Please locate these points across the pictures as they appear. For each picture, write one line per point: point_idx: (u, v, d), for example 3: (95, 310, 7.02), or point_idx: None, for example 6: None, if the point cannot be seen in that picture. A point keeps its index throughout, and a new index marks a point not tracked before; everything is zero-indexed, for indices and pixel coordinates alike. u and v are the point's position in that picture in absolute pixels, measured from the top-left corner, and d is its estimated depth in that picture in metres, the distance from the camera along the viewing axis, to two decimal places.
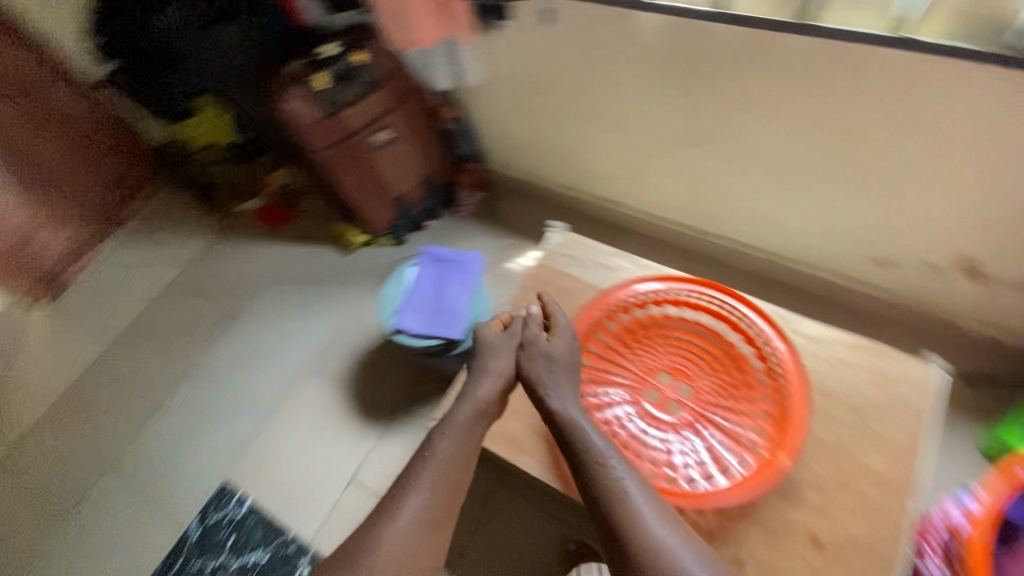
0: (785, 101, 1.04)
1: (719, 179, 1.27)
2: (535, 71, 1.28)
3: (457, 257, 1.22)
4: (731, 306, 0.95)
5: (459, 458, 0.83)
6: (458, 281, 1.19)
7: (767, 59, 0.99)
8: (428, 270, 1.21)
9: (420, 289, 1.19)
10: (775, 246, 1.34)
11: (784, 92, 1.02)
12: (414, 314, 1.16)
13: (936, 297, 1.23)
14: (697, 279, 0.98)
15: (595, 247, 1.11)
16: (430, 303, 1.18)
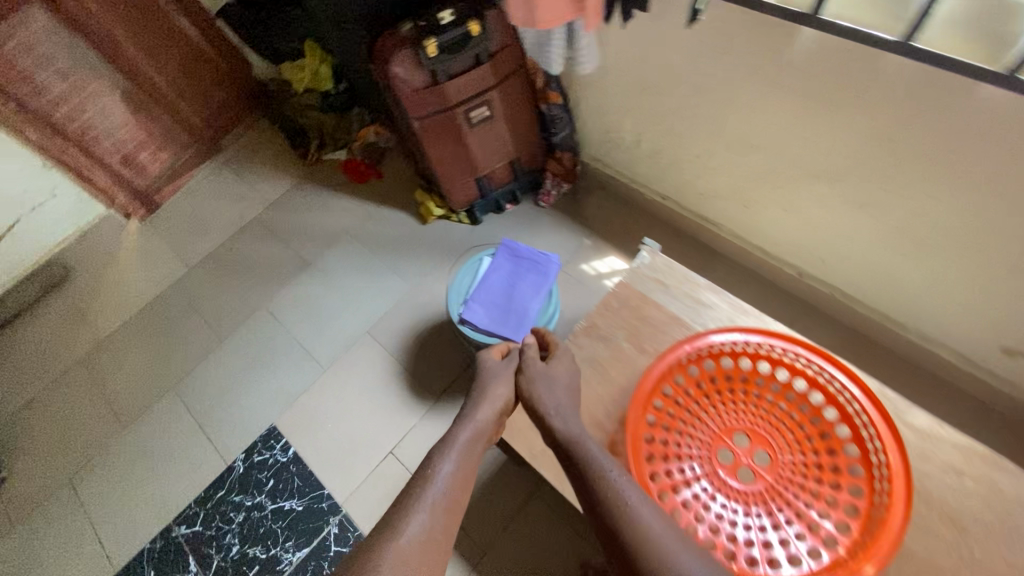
0: (953, 157, 0.89)
1: (840, 223, 1.13)
2: (658, 70, 1.16)
3: (536, 257, 1.16)
4: (835, 379, 0.85)
5: (463, 471, 0.82)
6: (532, 283, 1.13)
7: (947, 105, 0.83)
8: (503, 264, 1.16)
9: (492, 282, 1.15)
10: (886, 307, 1.20)
11: (955, 146, 0.87)
12: (481, 309, 1.12)
13: None
14: (801, 340, 0.89)
15: (687, 277, 1.03)
16: (500, 300, 1.13)
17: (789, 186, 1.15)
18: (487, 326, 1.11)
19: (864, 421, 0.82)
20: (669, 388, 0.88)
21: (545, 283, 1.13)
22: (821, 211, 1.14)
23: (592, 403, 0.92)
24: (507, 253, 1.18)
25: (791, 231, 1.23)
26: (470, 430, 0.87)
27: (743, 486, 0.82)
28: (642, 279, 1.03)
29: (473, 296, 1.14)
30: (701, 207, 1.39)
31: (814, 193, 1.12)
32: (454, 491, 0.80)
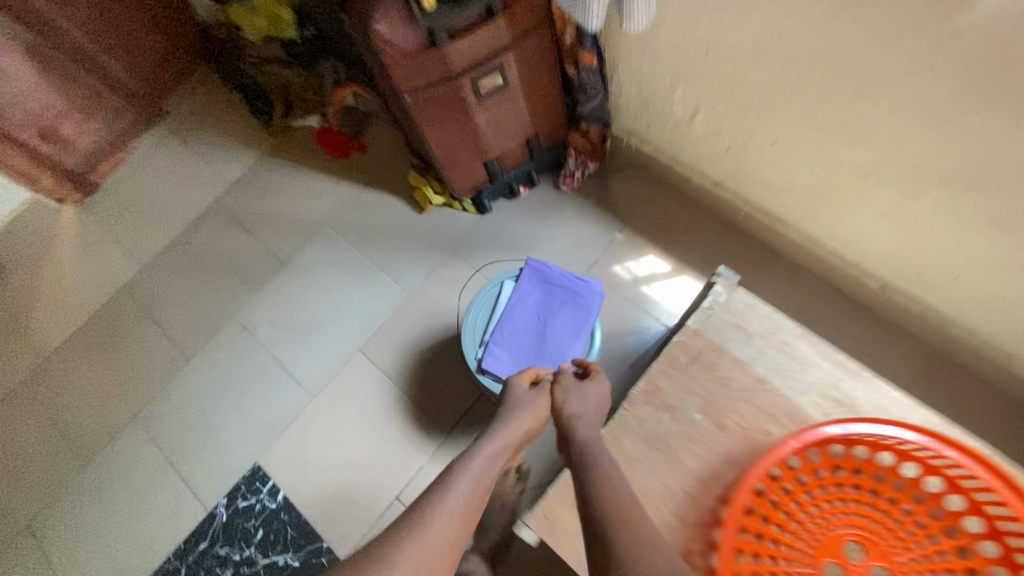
0: None
1: (960, 237, 0.89)
2: (747, 27, 0.86)
3: (573, 285, 0.93)
4: (987, 488, 0.65)
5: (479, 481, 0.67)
6: (570, 323, 0.91)
7: None
8: (531, 292, 0.94)
9: (518, 320, 0.93)
10: (994, 335, 0.99)
11: None
12: (506, 358, 0.90)
13: None
14: (942, 434, 0.68)
15: (775, 320, 0.80)
16: (530, 344, 0.91)
17: (898, 188, 0.90)
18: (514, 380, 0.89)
19: None
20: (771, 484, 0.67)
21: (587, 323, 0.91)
22: (935, 221, 0.90)
23: (659, 500, 0.72)
24: (535, 279, 0.94)
25: (884, 239, 1.00)
26: (488, 456, 0.70)
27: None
28: (716, 325, 0.80)
29: (495, 339, 0.91)
30: (764, 199, 1.13)
31: (930, 198, 0.88)
32: (458, 525, 0.62)
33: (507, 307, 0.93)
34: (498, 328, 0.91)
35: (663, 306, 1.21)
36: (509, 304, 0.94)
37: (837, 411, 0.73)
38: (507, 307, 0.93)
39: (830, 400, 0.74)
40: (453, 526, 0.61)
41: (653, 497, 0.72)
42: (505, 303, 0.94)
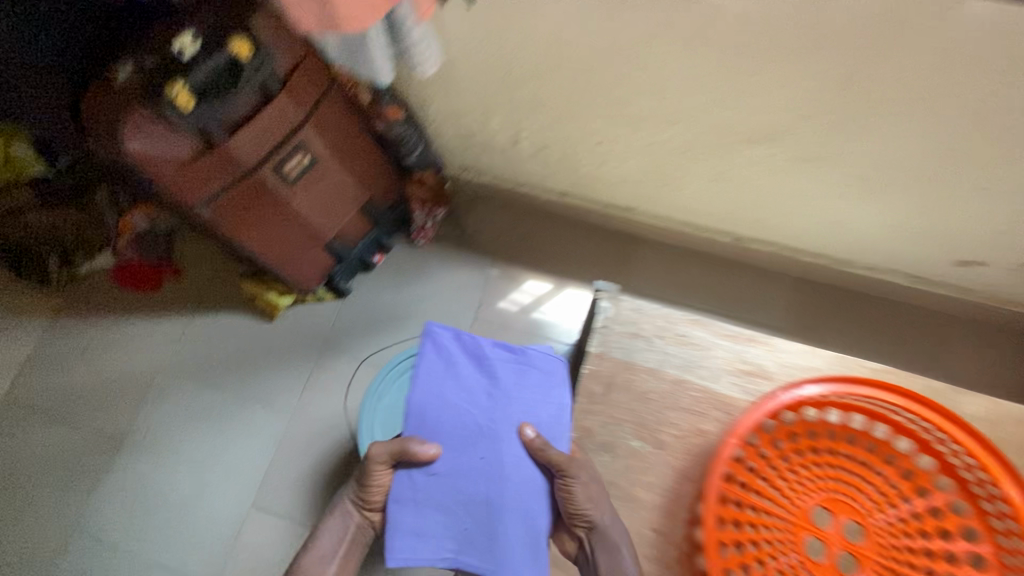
0: (912, 91, 0.72)
1: (788, 181, 0.94)
2: (531, 44, 0.83)
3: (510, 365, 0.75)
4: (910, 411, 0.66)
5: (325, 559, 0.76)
6: (508, 421, 0.71)
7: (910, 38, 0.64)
8: (445, 379, 0.74)
9: (439, 438, 0.71)
10: (831, 250, 1.08)
11: (915, 80, 0.70)
12: (428, 505, 0.69)
13: (1012, 295, 1.04)
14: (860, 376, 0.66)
15: (666, 315, 0.78)
16: (460, 473, 0.69)
17: (724, 154, 0.93)
18: (456, 540, 0.67)
19: (952, 447, 0.65)
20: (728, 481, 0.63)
21: (533, 414, 0.72)
22: (760, 177, 0.95)
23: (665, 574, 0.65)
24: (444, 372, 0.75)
25: (721, 201, 1.05)
26: (330, 529, 0.77)
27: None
28: (615, 341, 0.76)
29: (406, 485, 0.69)
30: (609, 194, 1.14)
31: (746, 155, 0.92)
32: None
33: (421, 419, 0.72)
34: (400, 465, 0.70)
35: (558, 328, 1.18)
36: (423, 412, 0.72)
37: (752, 383, 0.73)
38: (421, 419, 0.72)
39: (744, 374, 0.74)
40: None
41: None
42: (420, 415, 0.72)
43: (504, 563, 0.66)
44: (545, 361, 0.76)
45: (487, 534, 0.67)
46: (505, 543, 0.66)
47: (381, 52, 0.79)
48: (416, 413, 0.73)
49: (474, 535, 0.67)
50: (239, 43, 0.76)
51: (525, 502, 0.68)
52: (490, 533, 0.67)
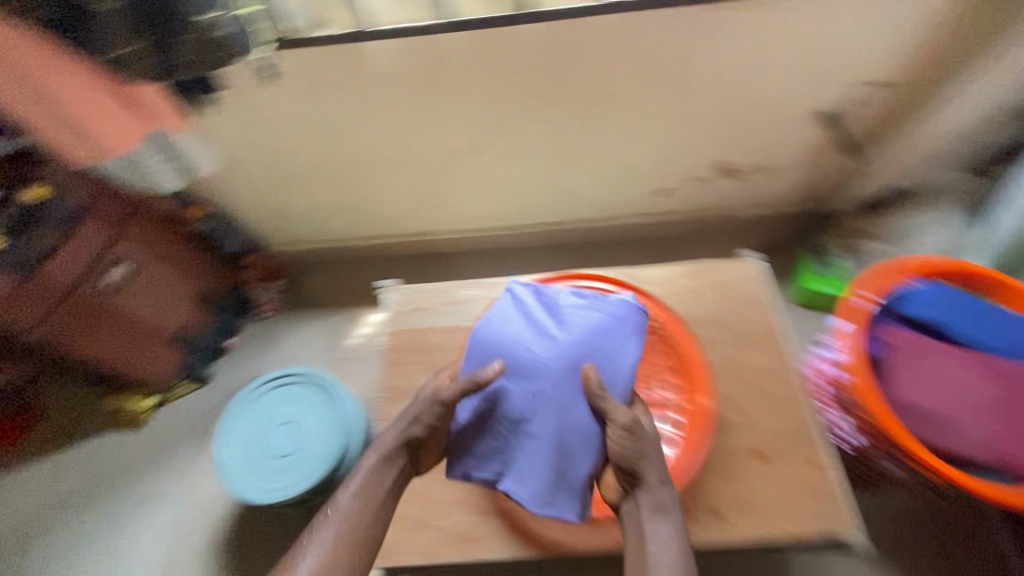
0: (535, 91, 1.04)
1: (512, 173, 1.24)
2: (277, 128, 1.08)
3: (583, 313, 0.79)
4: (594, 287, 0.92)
5: (366, 498, 0.75)
6: (571, 364, 0.75)
7: (504, 57, 0.96)
8: (520, 323, 0.80)
9: (510, 377, 0.77)
10: (580, 214, 1.39)
11: (530, 83, 1.02)
12: (492, 428, 0.77)
13: (712, 205, 1.39)
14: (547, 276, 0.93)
15: (436, 288, 1.01)
16: (516, 406, 0.76)
17: (457, 168, 1.22)
18: (509, 470, 0.76)
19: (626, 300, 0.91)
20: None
21: (598, 357, 0.76)
22: (494, 176, 1.25)
23: (674, 520, 0.70)
24: (519, 312, 0.81)
25: (483, 202, 1.33)
26: (377, 463, 0.78)
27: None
28: (414, 316, 0.98)
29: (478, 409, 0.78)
30: (405, 225, 1.39)
31: (473, 164, 1.21)
32: (345, 530, 0.72)
33: (495, 357, 0.79)
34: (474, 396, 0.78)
35: None
36: (498, 352, 0.79)
37: None
38: (497, 358, 0.78)
39: None
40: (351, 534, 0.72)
41: (680, 555, 0.68)
42: (499, 353, 0.79)
43: (539, 490, 0.73)
44: (616, 312, 0.78)
45: (531, 464, 0.75)
46: (546, 473, 0.74)
47: (159, 166, 1.00)
48: (494, 349, 0.79)
49: (521, 467, 0.75)
50: (37, 189, 0.92)
51: (571, 441, 0.74)
52: (540, 465, 0.74)
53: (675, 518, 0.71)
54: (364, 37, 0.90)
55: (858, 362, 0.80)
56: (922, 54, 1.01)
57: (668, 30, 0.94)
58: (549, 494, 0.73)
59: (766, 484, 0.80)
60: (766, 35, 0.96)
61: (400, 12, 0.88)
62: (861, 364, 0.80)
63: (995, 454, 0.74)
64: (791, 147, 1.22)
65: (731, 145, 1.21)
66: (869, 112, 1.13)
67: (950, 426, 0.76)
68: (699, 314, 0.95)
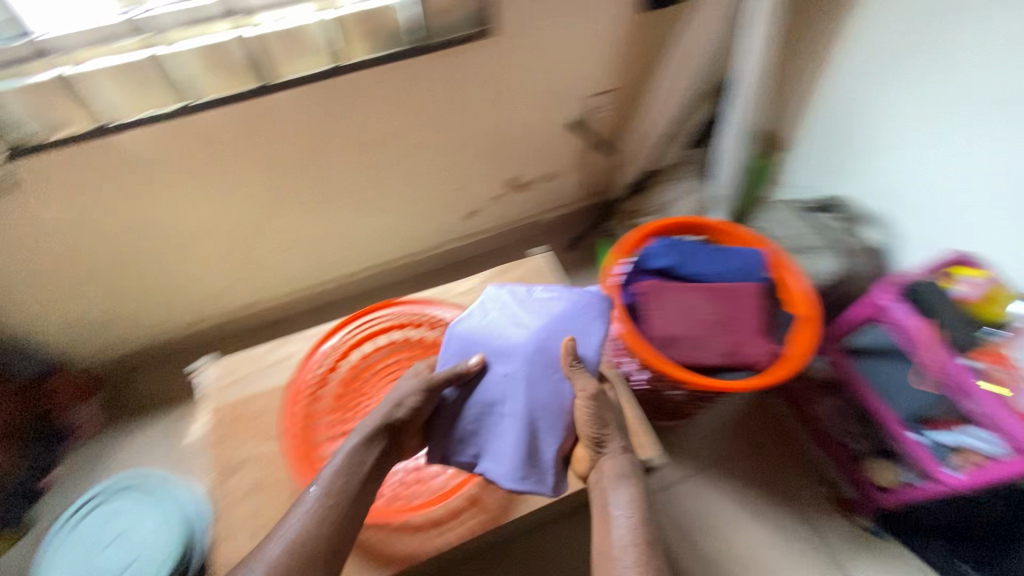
0: (311, 150, 1.12)
1: (319, 226, 1.30)
2: (45, 236, 1.03)
3: (556, 302, 0.93)
4: (398, 314, 1.02)
5: (355, 474, 0.78)
6: (543, 349, 0.88)
7: (266, 125, 1.03)
8: (498, 317, 0.93)
9: (491, 363, 0.89)
10: (403, 250, 1.48)
11: (302, 143, 1.10)
12: (473, 415, 0.88)
13: (518, 216, 1.56)
14: (353, 315, 1.02)
15: (253, 354, 1.01)
16: (492, 390, 0.88)
17: (263, 234, 1.25)
18: (487, 454, 0.87)
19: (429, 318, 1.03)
20: (309, 409, 0.93)
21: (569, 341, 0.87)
22: (304, 233, 1.29)
23: (634, 485, 0.80)
24: (501, 308, 0.94)
25: (303, 261, 1.36)
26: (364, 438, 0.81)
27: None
28: (234, 387, 0.97)
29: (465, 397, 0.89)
30: (229, 302, 1.37)
31: (278, 226, 1.24)
32: (334, 502, 0.74)
33: (477, 349, 0.91)
34: (462, 389, 0.89)
35: None
36: (480, 343, 0.90)
37: None
38: (480, 350, 0.90)
39: None
40: (339, 510, 0.74)
41: (636, 509, 0.78)
42: (483, 344, 0.90)
43: (511, 466, 0.84)
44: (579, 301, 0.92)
45: (502, 443, 0.86)
46: (517, 452, 0.84)
47: None
48: (475, 341, 0.91)
49: (496, 449, 0.86)
50: None
51: (544, 418, 0.85)
52: (514, 443, 0.85)
53: (632, 476, 0.82)
54: (108, 133, 0.92)
55: (618, 315, 0.96)
56: (625, 63, 1.26)
57: (412, 78, 1.08)
58: (520, 471, 0.85)
59: None
60: (500, 68, 1.14)
61: (138, 104, 0.93)
62: (621, 316, 0.96)
63: (727, 358, 0.94)
64: (561, 154, 1.44)
65: (511, 162, 1.39)
66: (605, 115, 1.37)
67: (692, 345, 0.95)
68: None
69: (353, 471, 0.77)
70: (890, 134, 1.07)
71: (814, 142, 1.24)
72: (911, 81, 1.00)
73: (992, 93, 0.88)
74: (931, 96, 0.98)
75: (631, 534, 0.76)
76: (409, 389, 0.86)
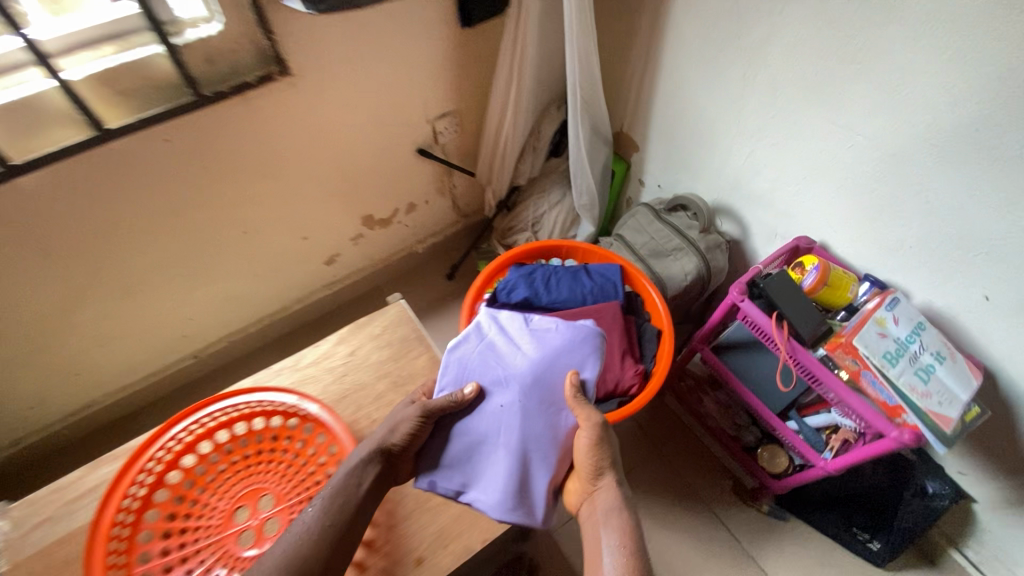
0: (100, 228, 0.95)
1: (144, 309, 1.12)
2: None
3: (551, 328, 0.91)
4: (223, 409, 0.87)
5: (352, 494, 0.75)
6: (542, 378, 0.85)
7: (25, 212, 0.86)
8: (488, 342, 0.90)
9: (484, 388, 0.86)
10: (261, 312, 1.33)
11: (85, 223, 0.93)
12: (463, 442, 0.83)
13: (387, 253, 1.45)
14: (169, 423, 0.86)
15: (58, 487, 0.85)
16: (485, 418, 0.83)
17: (70, 332, 1.06)
18: (475, 482, 0.82)
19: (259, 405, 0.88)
20: (126, 541, 0.77)
21: (568, 370, 0.85)
22: (127, 320, 1.11)
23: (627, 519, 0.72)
24: (498, 334, 0.92)
25: (135, 349, 1.18)
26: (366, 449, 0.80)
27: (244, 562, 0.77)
28: (34, 536, 0.80)
29: (456, 425, 0.84)
30: (51, 414, 1.16)
31: (87, 319, 1.06)
32: (328, 523, 0.72)
33: (471, 373, 0.87)
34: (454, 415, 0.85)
35: None
36: (475, 369, 0.87)
37: None
38: (473, 374, 0.87)
39: None
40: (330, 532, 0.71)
41: (626, 541, 0.70)
42: (477, 368, 0.87)
43: (500, 496, 0.79)
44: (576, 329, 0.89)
45: (492, 472, 0.81)
46: (510, 485, 0.79)
47: None
48: (466, 364, 0.88)
49: (487, 477, 0.81)
50: None
51: (539, 453, 0.80)
52: (506, 475, 0.80)
53: (623, 506, 0.75)
54: None
55: None
56: (459, 81, 1.18)
57: (207, 133, 0.94)
58: (511, 505, 0.78)
59: (454, 505, 0.84)
60: (315, 108, 1.02)
61: None
62: None
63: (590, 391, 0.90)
64: (417, 183, 1.34)
65: (363, 201, 1.27)
66: (453, 136, 1.29)
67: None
68: (360, 376, 0.96)
69: (346, 493, 0.75)
70: (725, 128, 1.06)
71: (661, 140, 1.23)
72: (732, 74, 0.99)
73: (803, 81, 0.89)
74: (753, 88, 0.97)
75: (617, 565, 0.68)
76: (405, 415, 0.82)
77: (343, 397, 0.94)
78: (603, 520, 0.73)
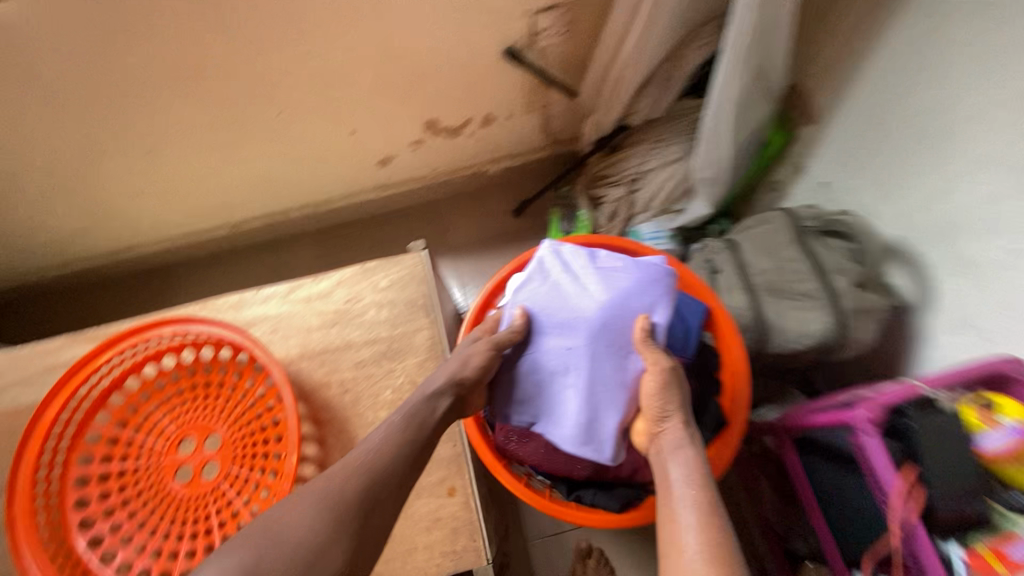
0: (109, 83, 0.82)
1: (175, 173, 1.03)
2: None
3: (621, 268, 0.73)
4: (188, 330, 0.77)
5: (423, 421, 0.63)
6: (614, 321, 0.69)
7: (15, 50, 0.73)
8: (556, 277, 0.74)
9: (546, 326, 0.72)
10: (299, 200, 1.20)
11: (90, 74, 0.79)
12: (526, 380, 0.73)
13: (450, 166, 1.22)
14: (135, 329, 0.77)
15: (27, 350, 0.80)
16: (549, 359, 0.71)
17: (98, 180, 1.00)
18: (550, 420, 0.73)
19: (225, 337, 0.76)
20: (71, 437, 0.73)
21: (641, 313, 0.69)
22: (155, 180, 1.04)
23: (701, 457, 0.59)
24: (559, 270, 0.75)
25: (169, 209, 1.12)
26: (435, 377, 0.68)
27: (173, 497, 0.72)
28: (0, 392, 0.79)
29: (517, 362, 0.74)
30: (96, 246, 1.18)
31: (113, 171, 0.99)
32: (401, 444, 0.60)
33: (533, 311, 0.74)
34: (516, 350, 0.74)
35: None
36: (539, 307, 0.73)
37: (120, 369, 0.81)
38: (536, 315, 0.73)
39: None
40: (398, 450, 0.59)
41: (701, 482, 0.56)
42: (540, 307, 0.73)
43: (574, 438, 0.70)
44: (646, 269, 0.71)
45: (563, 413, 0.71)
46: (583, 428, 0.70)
47: None
48: (532, 301, 0.74)
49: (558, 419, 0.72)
50: None
51: (611, 396, 0.68)
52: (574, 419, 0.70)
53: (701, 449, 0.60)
54: None
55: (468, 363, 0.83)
56: None
57: None
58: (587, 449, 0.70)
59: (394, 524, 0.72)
60: None
61: None
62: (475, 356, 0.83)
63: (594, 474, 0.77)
64: (500, 93, 1.04)
65: (425, 103, 1.02)
66: (560, 40, 0.95)
67: (560, 455, 0.78)
68: (348, 332, 0.81)
69: (417, 417, 0.63)
70: (977, 144, 0.63)
71: (856, 121, 0.80)
72: None
73: None
74: None
75: (696, 503, 0.54)
76: (475, 347, 0.71)
77: (322, 351, 0.81)
78: (671, 460, 0.59)
